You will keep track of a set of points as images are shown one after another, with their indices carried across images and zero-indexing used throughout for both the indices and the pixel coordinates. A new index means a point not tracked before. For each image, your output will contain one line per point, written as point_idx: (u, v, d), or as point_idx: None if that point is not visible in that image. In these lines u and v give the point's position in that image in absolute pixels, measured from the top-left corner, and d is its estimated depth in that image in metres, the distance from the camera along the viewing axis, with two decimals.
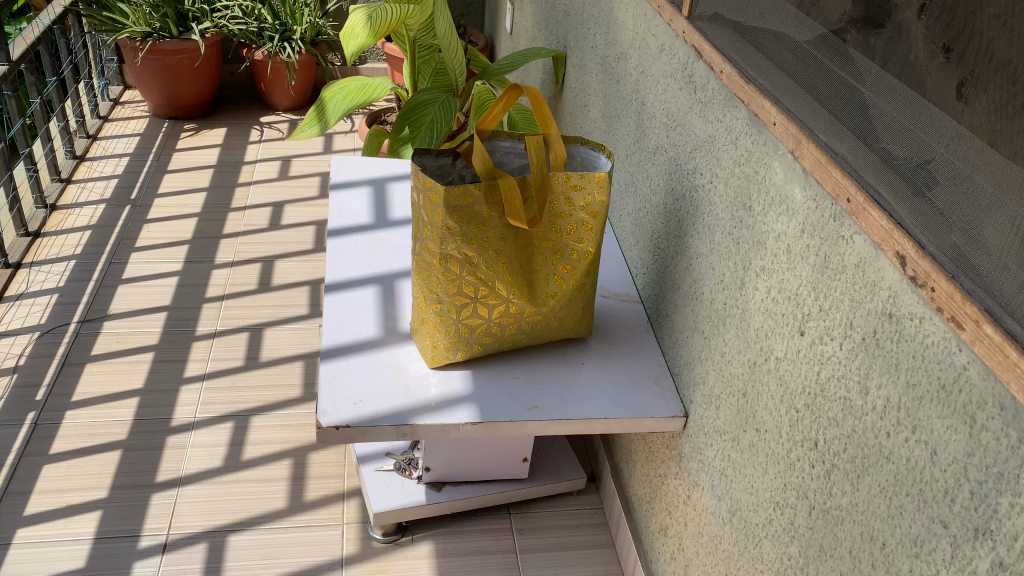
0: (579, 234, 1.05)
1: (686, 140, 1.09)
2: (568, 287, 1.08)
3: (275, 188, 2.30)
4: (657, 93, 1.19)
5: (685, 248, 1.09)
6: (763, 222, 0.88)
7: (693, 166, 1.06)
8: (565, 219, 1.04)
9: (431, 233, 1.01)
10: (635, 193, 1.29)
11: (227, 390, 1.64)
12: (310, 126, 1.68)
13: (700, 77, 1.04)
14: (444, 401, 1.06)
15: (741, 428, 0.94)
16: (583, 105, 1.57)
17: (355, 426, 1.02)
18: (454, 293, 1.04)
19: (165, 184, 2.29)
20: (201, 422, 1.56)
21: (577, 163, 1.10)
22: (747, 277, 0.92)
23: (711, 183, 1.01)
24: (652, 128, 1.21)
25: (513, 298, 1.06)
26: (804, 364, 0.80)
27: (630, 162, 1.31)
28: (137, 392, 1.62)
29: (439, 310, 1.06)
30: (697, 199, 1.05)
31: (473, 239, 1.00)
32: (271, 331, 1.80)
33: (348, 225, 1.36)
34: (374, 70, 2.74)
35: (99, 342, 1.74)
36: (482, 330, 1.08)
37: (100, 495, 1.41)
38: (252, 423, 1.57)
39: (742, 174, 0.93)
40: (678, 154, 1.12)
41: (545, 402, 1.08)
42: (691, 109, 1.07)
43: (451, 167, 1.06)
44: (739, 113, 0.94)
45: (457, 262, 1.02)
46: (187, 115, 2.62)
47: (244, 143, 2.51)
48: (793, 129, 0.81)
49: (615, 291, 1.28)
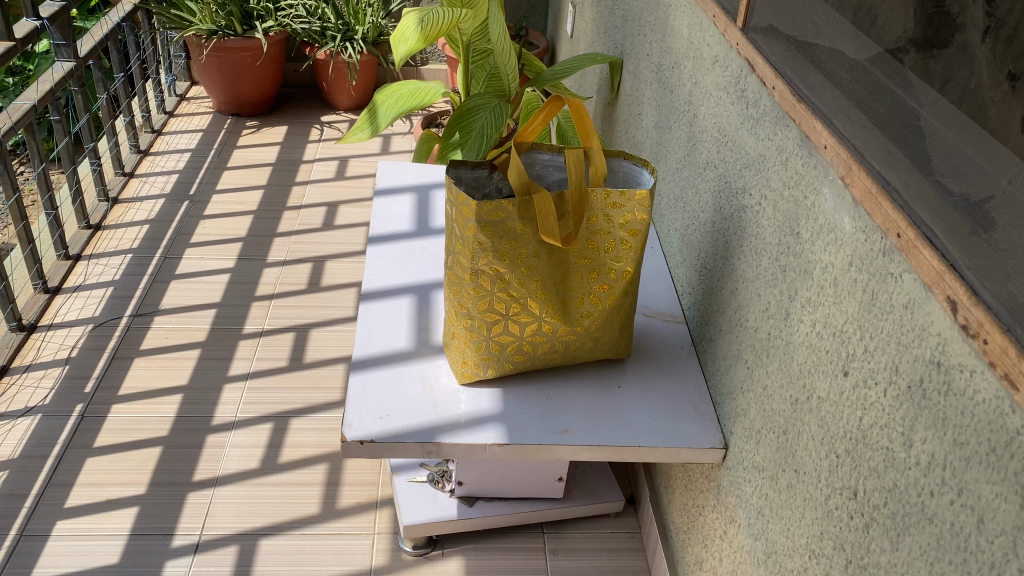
0: (617, 254, 1.01)
1: (737, 157, 1.03)
2: (605, 307, 1.04)
3: (331, 188, 2.31)
4: (709, 105, 1.14)
5: (731, 270, 1.04)
6: (810, 251, 0.82)
7: (742, 185, 1.01)
8: (603, 236, 1.00)
9: (462, 247, 0.98)
10: (683, 208, 1.24)
11: (269, 390, 1.64)
12: (362, 130, 1.66)
13: (751, 91, 0.99)
14: (473, 419, 1.03)
15: (781, 467, 0.88)
16: (637, 114, 1.52)
17: (380, 442, 1.00)
18: (484, 309, 1.01)
19: (224, 181, 2.31)
20: (241, 423, 1.56)
21: (619, 178, 1.05)
22: (793, 309, 0.86)
23: (759, 205, 0.95)
24: (703, 142, 1.16)
25: (545, 316, 1.02)
26: (847, 408, 0.74)
27: (680, 177, 1.26)
28: (181, 388, 1.63)
29: (470, 326, 1.03)
30: (745, 220, 0.99)
31: (505, 254, 0.97)
32: (317, 332, 1.79)
33: (389, 233, 1.34)
34: (435, 72, 2.73)
35: (148, 336, 1.76)
36: (512, 348, 1.04)
37: (138, 492, 1.42)
38: (292, 425, 1.57)
39: (790, 197, 0.87)
40: (727, 172, 1.06)
41: (577, 426, 1.04)
42: (742, 125, 1.01)
43: (487, 179, 1.04)
44: (790, 131, 0.88)
45: (487, 277, 0.99)
46: (249, 112, 2.65)
47: (303, 142, 2.53)
48: (844, 155, 0.76)
49: (659, 309, 1.23)
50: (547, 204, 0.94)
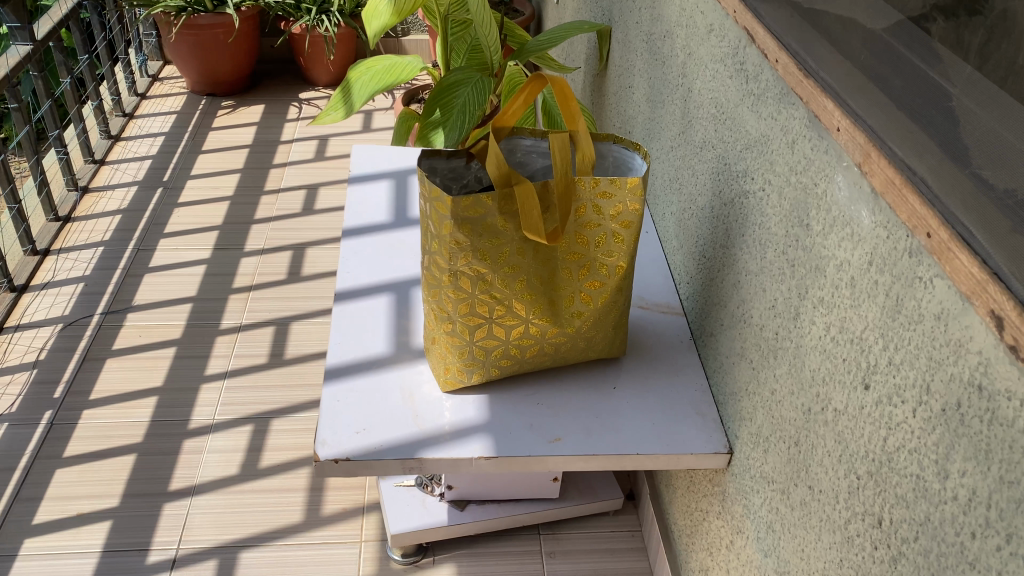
0: (609, 248, 0.93)
1: (736, 137, 0.94)
2: (597, 306, 0.96)
3: (311, 170, 2.21)
4: (704, 79, 1.04)
5: (732, 260, 0.95)
6: (823, 246, 0.74)
7: (743, 168, 0.92)
8: (592, 229, 0.91)
9: (438, 246, 0.90)
10: (679, 190, 1.15)
11: (248, 390, 1.56)
12: (335, 109, 1.55)
13: (750, 64, 0.89)
14: (458, 431, 0.95)
15: (793, 480, 0.80)
16: (628, 87, 1.43)
17: (356, 460, 0.92)
18: (465, 313, 0.93)
19: (199, 166, 2.21)
20: (219, 426, 1.48)
21: (609, 164, 0.96)
22: (803, 308, 0.78)
23: (762, 190, 0.86)
24: (699, 119, 1.06)
25: (532, 318, 0.94)
26: (869, 425, 0.66)
27: (675, 156, 1.16)
28: (156, 390, 1.55)
29: (450, 331, 0.95)
30: (747, 207, 0.91)
31: (486, 254, 0.89)
32: (298, 325, 1.71)
33: (365, 225, 1.25)
34: (417, 43, 2.62)
35: (121, 335, 1.67)
36: (498, 353, 0.96)
37: (111, 504, 1.35)
38: (272, 426, 1.49)
39: (798, 185, 0.78)
40: (726, 152, 0.97)
41: (570, 434, 0.96)
42: (742, 102, 0.92)
43: (465, 169, 0.95)
44: (795, 110, 0.79)
45: (468, 278, 0.90)
46: (225, 91, 2.54)
47: (281, 121, 2.42)
48: (860, 139, 0.66)
49: (656, 300, 1.15)
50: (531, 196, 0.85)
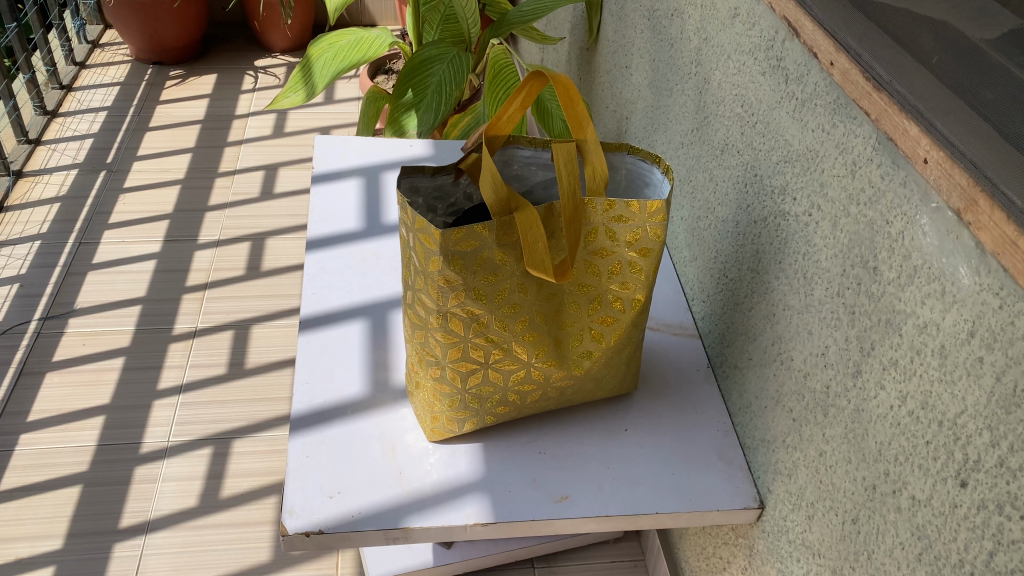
0: (624, 279, 0.79)
1: (771, 145, 0.80)
2: (609, 344, 0.82)
3: (269, 147, 2.03)
4: (727, 71, 0.90)
5: (766, 290, 0.82)
6: (897, 298, 0.61)
7: (781, 184, 0.78)
8: (605, 257, 0.78)
9: (424, 284, 0.75)
10: (693, 195, 1.01)
11: (207, 406, 1.41)
12: (294, 91, 1.39)
13: (791, 62, 0.75)
14: (449, 492, 0.82)
15: (849, 564, 0.69)
16: (624, 67, 1.28)
17: (331, 533, 0.78)
18: (457, 358, 0.79)
19: (146, 145, 2.03)
20: (175, 449, 1.34)
21: (622, 178, 0.82)
22: (868, 366, 0.65)
23: (810, 215, 0.73)
24: (719, 117, 0.92)
25: (534, 361, 0.80)
26: (965, 530, 0.54)
27: (687, 156, 1.03)
28: (103, 409, 1.39)
29: (438, 378, 0.80)
30: (787, 231, 0.77)
31: (482, 292, 0.74)
32: (259, 328, 1.56)
33: (332, 233, 1.09)
34: (381, 5, 2.44)
35: (62, 343, 1.51)
36: (495, 400, 0.83)
37: (53, 547, 1.20)
38: (234, 448, 1.35)
39: (862, 217, 0.65)
40: (757, 162, 0.83)
41: (578, 490, 0.83)
42: (779, 105, 0.78)
43: (451, 187, 0.81)
44: (858, 126, 0.65)
45: (460, 320, 0.76)
46: (173, 60, 2.34)
47: (236, 92, 2.23)
48: (962, 180, 0.53)
49: (666, 319, 1.02)
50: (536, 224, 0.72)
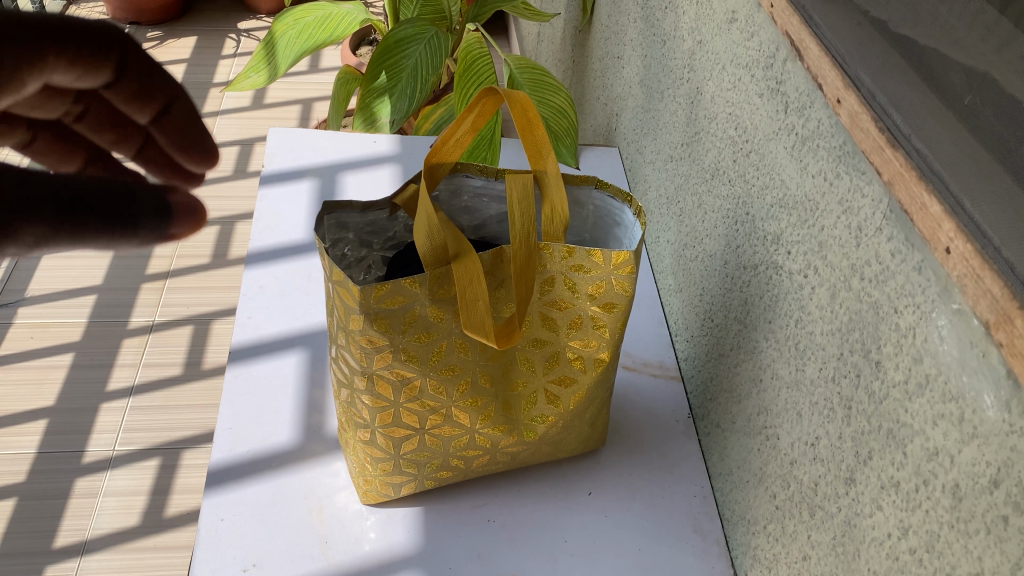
0: (586, 336, 0.67)
1: (765, 182, 0.68)
2: (568, 407, 0.71)
3: (246, 120, 1.91)
4: (721, 84, 0.77)
5: (754, 349, 0.70)
6: (904, 407, 0.49)
7: (775, 230, 0.66)
8: (564, 310, 0.66)
9: (346, 342, 0.63)
10: (680, 218, 0.89)
11: (158, 410, 1.31)
12: (256, 71, 1.28)
13: (791, 89, 0.63)
14: (379, 565, 0.71)
15: None
16: (615, 57, 1.15)
17: None
18: (387, 423, 0.67)
19: None
20: (120, 459, 1.24)
21: (591, 217, 0.70)
22: (864, 477, 0.53)
23: (807, 277, 0.61)
24: (711, 136, 0.80)
25: (479, 427, 0.69)
26: None
27: (675, 172, 0.90)
28: (47, 412, 1.30)
29: (367, 442, 0.69)
30: (779, 289, 0.65)
31: (412, 354, 0.63)
32: (221, 323, 1.46)
33: (277, 245, 0.98)
34: None
35: (10, 336, 1.41)
36: (433, 466, 0.71)
37: None
38: (184, 459, 1.25)
39: (867, 296, 0.53)
40: (749, 197, 0.71)
41: (529, 567, 0.72)
42: (777, 137, 0.66)
43: (388, 222, 0.69)
44: (867, 183, 0.53)
45: (389, 384, 0.64)
46: (152, 21, 2.21)
47: (216, 58, 2.11)
48: (995, 286, 0.41)
49: (645, 357, 0.91)
50: (477, 276, 0.60)
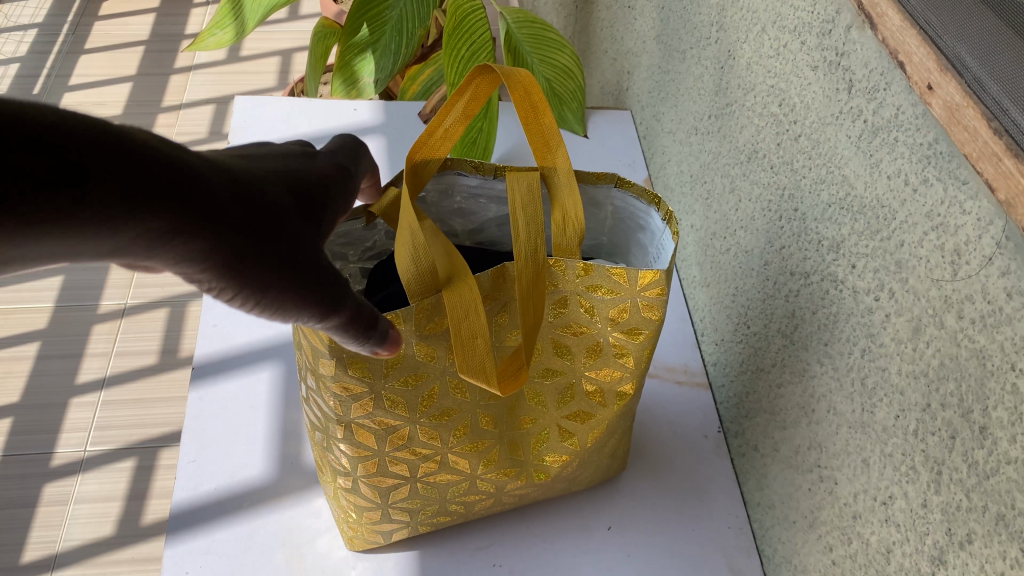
0: (606, 365, 0.56)
1: (819, 176, 0.56)
2: (586, 443, 0.60)
3: (221, 75, 1.77)
4: (761, 48, 0.64)
5: (804, 373, 0.60)
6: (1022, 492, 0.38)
7: (833, 236, 0.55)
8: (579, 336, 0.55)
9: (317, 387, 0.52)
10: (708, 203, 0.77)
11: (132, 405, 1.21)
12: (220, 28, 1.13)
13: (857, 63, 0.51)
14: None
15: None
16: (626, 8, 1.01)
17: None
18: (372, 473, 0.57)
19: (80, 71, 1.76)
20: (91, 461, 1.14)
21: (611, 225, 0.59)
22: (960, 563, 0.43)
23: (879, 301, 0.50)
24: (747, 110, 0.67)
25: (482, 472, 0.58)
26: None
27: (701, 147, 0.78)
28: (11, 410, 1.20)
29: (349, 492, 0.59)
30: (840, 308, 0.54)
31: (398, 398, 0.52)
32: (198, 305, 1.35)
33: None
34: None
35: None
36: (428, 514, 0.61)
37: None
38: (161, 459, 1.15)
39: (968, 342, 0.42)
40: (798, 192, 0.59)
41: None
42: (836, 121, 0.54)
43: (365, 231, 0.57)
44: (969, 196, 0.41)
45: (371, 432, 0.54)
46: None
47: (187, 7, 1.95)
48: None
49: (666, 361, 0.80)
50: (473, 307, 0.49)
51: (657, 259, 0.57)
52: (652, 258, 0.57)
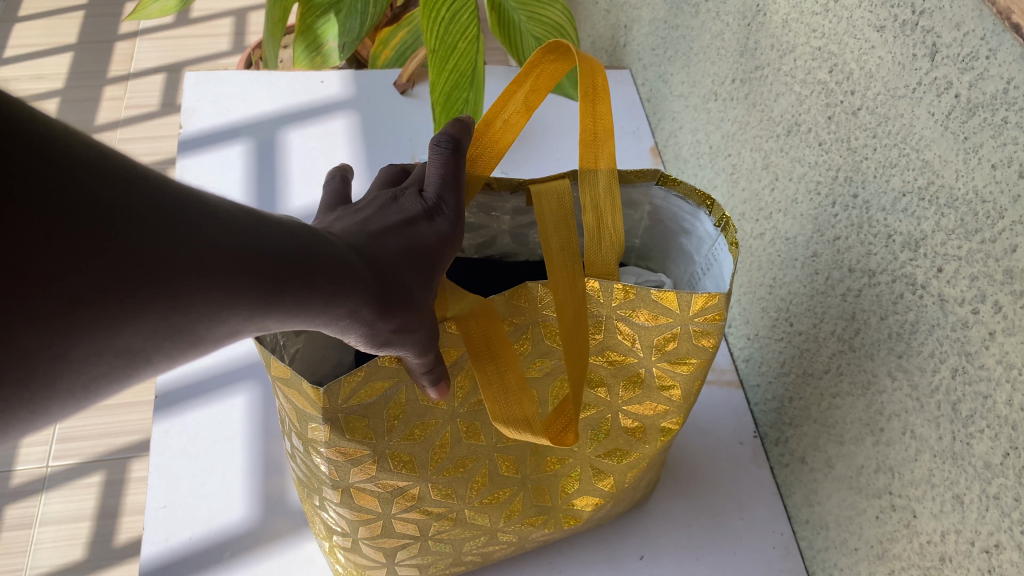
0: (648, 398, 0.48)
1: (886, 160, 0.47)
2: (623, 483, 0.52)
3: (170, 40, 1.63)
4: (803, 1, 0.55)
5: (868, 388, 0.51)
6: None
7: (909, 232, 0.46)
8: (617, 367, 0.46)
9: (305, 446, 0.43)
10: (733, 178, 0.68)
11: (96, 413, 1.11)
12: None
13: (945, 24, 0.42)
14: None
15: None
16: None
17: None
18: (376, 534, 0.48)
19: (14, 41, 1.61)
20: (54, 479, 1.05)
21: (668, 224, 0.49)
22: None
23: (980, 315, 0.41)
24: (784, 75, 0.58)
25: (504, 523, 0.50)
26: None
27: (722, 115, 0.69)
28: None
29: (347, 553, 0.50)
30: (922, 318, 0.46)
31: (404, 454, 0.43)
32: None
33: None
34: None
35: None
36: (440, 568, 0.53)
37: None
38: (131, 473, 1.06)
39: None
40: (858, 175, 0.50)
41: None
42: (912, 94, 0.45)
43: None
44: None
45: (374, 493, 0.45)
46: None
47: None
48: None
49: None
50: (493, 336, 0.41)
51: (706, 269, 0.48)
52: (701, 269, 0.49)
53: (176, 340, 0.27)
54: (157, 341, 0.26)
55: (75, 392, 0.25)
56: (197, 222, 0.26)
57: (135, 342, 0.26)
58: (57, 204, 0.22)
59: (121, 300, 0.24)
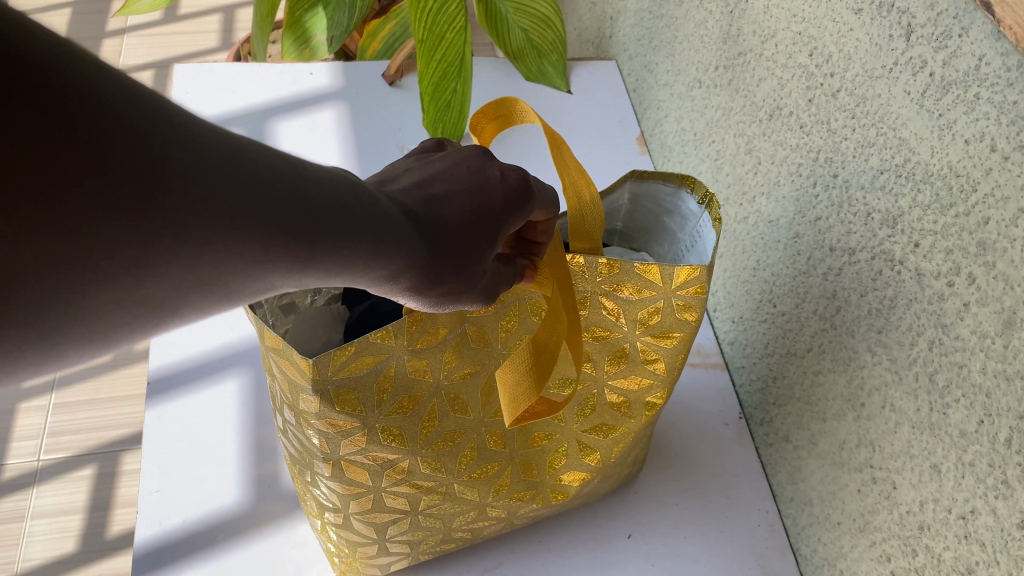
0: (632, 373, 0.49)
1: (865, 140, 0.48)
2: (609, 458, 0.53)
3: (158, 36, 1.63)
4: None
5: (849, 365, 0.52)
6: None
7: (887, 211, 0.47)
8: (602, 342, 0.47)
9: (297, 421, 0.44)
10: (717, 165, 0.69)
11: (87, 407, 1.12)
12: None
13: (918, 5, 0.43)
14: None
15: None
16: None
17: None
18: (366, 509, 0.49)
19: None
20: (45, 472, 1.05)
21: (646, 202, 0.50)
22: None
23: (954, 289, 0.42)
24: (765, 60, 0.59)
25: (493, 498, 0.51)
26: None
27: (706, 101, 0.70)
28: None
29: (339, 530, 0.51)
30: (899, 294, 0.47)
31: (395, 428, 0.44)
32: None
33: None
34: None
35: None
36: (431, 545, 0.54)
37: None
38: (122, 465, 1.07)
39: None
40: (837, 156, 0.51)
41: None
42: (889, 75, 0.46)
43: None
44: None
45: (364, 466, 0.46)
46: None
47: None
48: None
49: None
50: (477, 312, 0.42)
51: (689, 246, 0.49)
52: (684, 246, 0.50)
53: (207, 293, 0.25)
54: (187, 291, 0.24)
55: (96, 341, 0.23)
56: (235, 169, 0.24)
57: (163, 291, 0.23)
58: (96, 149, 0.20)
59: (162, 246, 0.22)
